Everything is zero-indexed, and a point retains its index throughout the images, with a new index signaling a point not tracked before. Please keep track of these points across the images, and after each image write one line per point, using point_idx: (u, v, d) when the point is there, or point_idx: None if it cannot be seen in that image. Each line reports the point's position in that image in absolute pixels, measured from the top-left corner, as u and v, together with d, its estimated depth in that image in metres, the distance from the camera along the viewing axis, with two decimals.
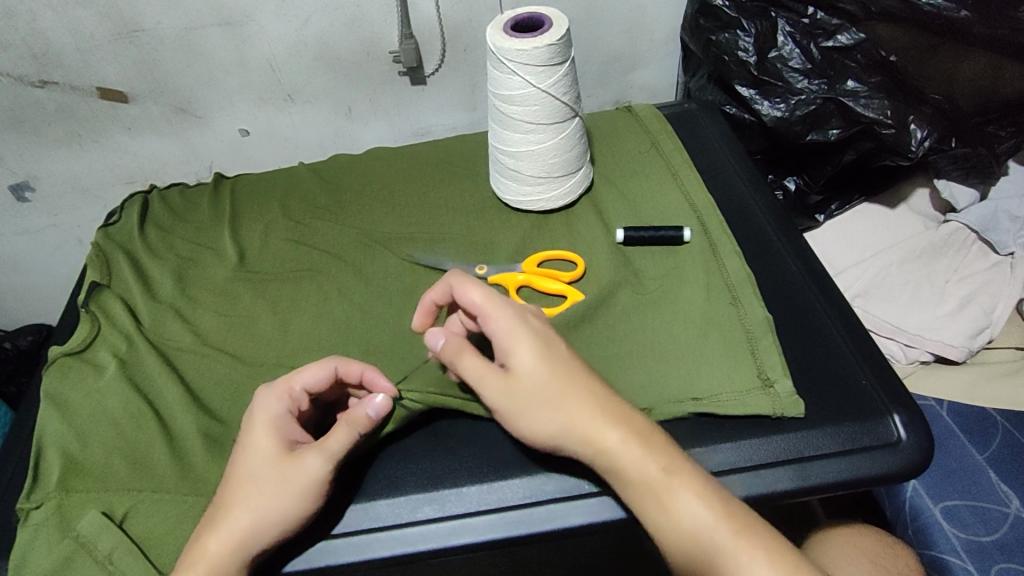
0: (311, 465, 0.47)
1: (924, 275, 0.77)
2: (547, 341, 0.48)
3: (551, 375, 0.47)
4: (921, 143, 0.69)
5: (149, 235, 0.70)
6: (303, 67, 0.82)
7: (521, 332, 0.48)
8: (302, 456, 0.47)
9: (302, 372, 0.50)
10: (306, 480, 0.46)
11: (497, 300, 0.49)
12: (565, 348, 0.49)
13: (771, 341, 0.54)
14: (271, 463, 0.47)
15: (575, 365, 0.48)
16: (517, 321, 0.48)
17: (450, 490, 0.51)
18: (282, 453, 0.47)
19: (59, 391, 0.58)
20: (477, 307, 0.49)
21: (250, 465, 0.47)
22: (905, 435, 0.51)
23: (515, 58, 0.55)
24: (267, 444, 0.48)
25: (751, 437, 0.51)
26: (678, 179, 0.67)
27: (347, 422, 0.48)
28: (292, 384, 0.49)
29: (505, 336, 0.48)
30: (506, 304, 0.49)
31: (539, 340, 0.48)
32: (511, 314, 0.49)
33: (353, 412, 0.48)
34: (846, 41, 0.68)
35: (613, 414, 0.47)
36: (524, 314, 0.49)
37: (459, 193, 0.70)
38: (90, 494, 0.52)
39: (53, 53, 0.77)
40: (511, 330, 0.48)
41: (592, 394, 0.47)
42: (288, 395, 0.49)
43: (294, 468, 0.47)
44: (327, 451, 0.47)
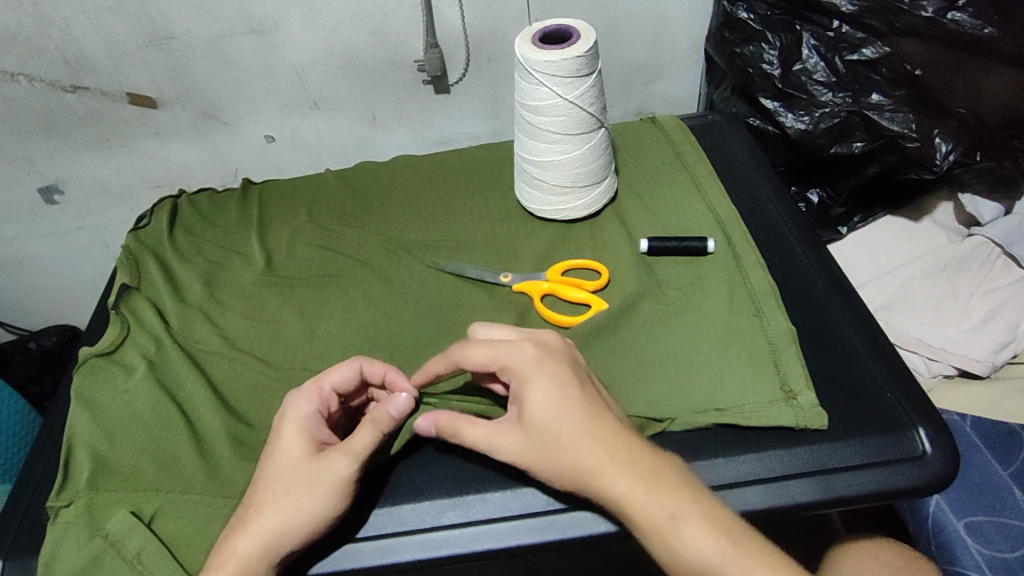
0: (337, 465, 0.47)
1: (947, 289, 0.77)
2: (564, 382, 0.47)
3: (561, 423, 0.46)
4: (946, 156, 0.69)
5: (178, 238, 0.71)
6: (329, 74, 0.83)
7: (532, 378, 0.47)
8: (328, 456, 0.48)
9: (331, 372, 0.51)
10: (332, 479, 0.47)
11: (504, 351, 0.48)
12: (583, 388, 0.47)
13: (795, 353, 0.54)
14: (299, 462, 0.48)
15: (590, 408, 0.46)
16: (532, 364, 0.48)
17: (474, 496, 0.52)
18: (309, 454, 0.48)
19: (90, 392, 0.59)
20: (487, 362, 0.49)
21: (279, 464, 0.48)
22: (931, 449, 0.51)
23: (543, 69, 0.55)
24: (296, 445, 0.48)
25: (775, 449, 0.51)
26: (701, 190, 0.67)
27: (371, 421, 0.48)
28: (321, 383, 0.50)
29: (519, 379, 0.48)
30: (521, 347, 0.48)
31: (555, 381, 0.47)
32: (527, 356, 0.48)
33: (376, 410, 0.49)
34: (871, 54, 0.68)
35: (625, 459, 0.45)
36: (543, 354, 0.48)
37: (483, 201, 0.70)
38: (119, 493, 0.53)
39: (85, 60, 0.79)
40: (525, 373, 0.47)
41: (605, 440, 0.46)
42: (316, 395, 0.50)
43: (321, 468, 0.47)
44: (352, 452, 0.48)
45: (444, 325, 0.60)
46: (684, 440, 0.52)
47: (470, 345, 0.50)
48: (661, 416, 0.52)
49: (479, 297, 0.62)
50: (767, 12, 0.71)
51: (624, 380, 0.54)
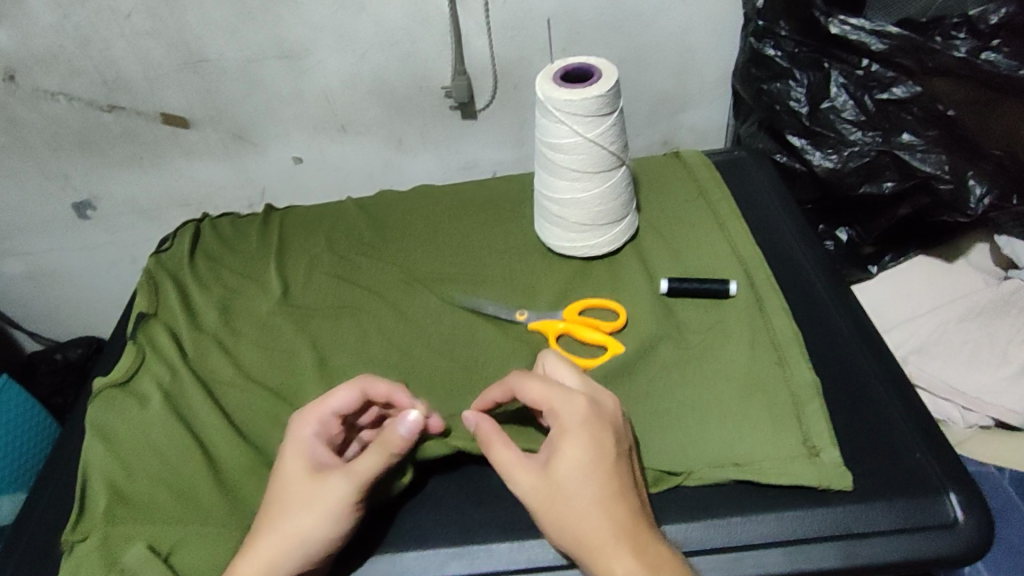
0: (336, 486, 0.46)
1: (982, 334, 0.74)
2: (601, 448, 0.45)
3: (580, 486, 0.44)
4: (981, 199, 0.67)
5: (198, 263, 0.71)
6: (357, 99, 0.83)
7: (572, 431, 0.45)
8: (327, 478, 0.47)
9: (332, 395, 0.50)
10: (331, 500, 0.46)
11: (557, 396, 0.47)
12: (618, 456, 0.46)
13: (818, 407, 0.52)
14: (300, 485, 0.47)
15: (615, 480, 0.44)
16: (577, 421, 0.46)
17: (482, 545, 0.51)
18: (309, 476, 0.47)
19: (105, 420, 0.59)
20: (538, 400, 0.48)
21: (281, 488, 0.48)
22: (962, 516, 0.49)
23: (563, 107, 0.55)
24: (296, 466, 0.48)
25: (796, 509, 0.49)
26: (724, 229, 0.66)
27: (379, 443, 0.47)
28: (323, 408, 0.50)
29: (560, 431, 0.46)
30: (573, 401, 0.47)
31: (593, 444, 0.45)
32: (575, 411, 0.46)
33: (386, 432, 0.47)
34: (902, 93, 0.66)
35: (631, 542, 0.43)
36: (590, 414, 0.46)
37: (503, 235, 0.70)
38: (134, 525, 0.52)
39: (122, 81, 0.80)
40: (567, 428, 0.46)
41: (617, 517, 0.44)
42: (318, 417, 0.49)
43: (320, 490, 0.47)
44: (353, 474, 0.47)
45: (457, 362, 0.60)
46: (698, 494, 0.51)
47: (530, 376, 0.49)
48: (675, 469, 0.51)
49: (494, 333, 0.61)
50: (795, 49, 0.69)
51: (637, 427, 0.53)
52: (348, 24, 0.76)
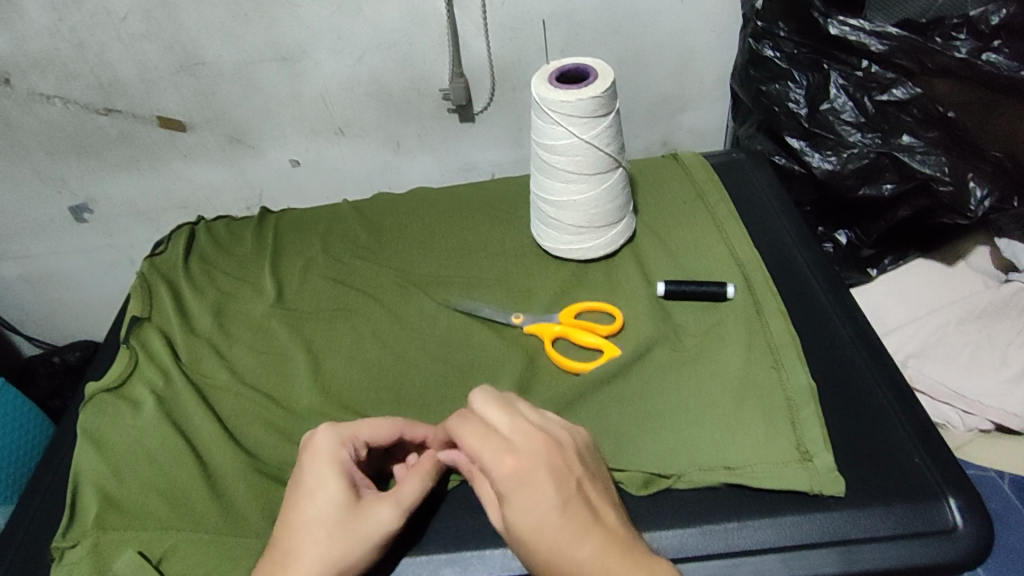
0: (383, 515, 0.46)
1: (982, 336, 0.74)
2: (543, 502, 0.39)
3: (536, 546, 0.39)
4: (981, 201, 0.67)
5: (192, 267, 0.71)
6: (354, 101, 0.83)
7: (508, 487, 0.40)
8: (374, 506, 0.46)
9: (369, 422, 0.49)
10: (377, 530, 0.46)
11: (487, 446, 0.42)
12: (572, 504, 0.40)
13: (814, 411, 0.52)
14: (343, 510, 0.46)
15: (576, 531, 0.39)
16: (510, 481, 0.40)
17: (475, 552, 0.50)
18: (350, 502, 0.46)
19: (96, 427, 0.58)
20: (473, 453, 0.42)
21: (316, 511, 0.46)
22: (961, 522, 0.48)
23: (559, 109, 0.54)
24: (338, 490, 0.46)
25: (792, 514, 0.48)
26: (722, 231, 0.65)
27: (420, 470, 0.49)
28: (358, 433, 0.49)
29: (498, 489, 0.41)
30: (501, 457, 0.41)
31: (534, 499, 0.40)
32: (504, 471, 0.41)
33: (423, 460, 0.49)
34: (902, 95, 0.65)
35: None
36: (524, 466, 0.41)
37: (499, 238, 0.69)
38: (127, 532, 0.52)
39: (118, 83, 0.79)
40: (502, 489, 0.41)
41: (589, 572, 0.38)
42: (352, 444, 0.48)
43: (367, 517, 0.46)
44: (400, 503, 0.47)
45: (452, 366, 0.59)
46: (693, 498, 0.50)
47: (460, 424, 0.44)
48: (667, 472, 0.50)
49: (490, 336, 0.61)
50: (794, 50, 0.69)
51: (630, 432, 0.52)
52: (345, 26, 0.76)
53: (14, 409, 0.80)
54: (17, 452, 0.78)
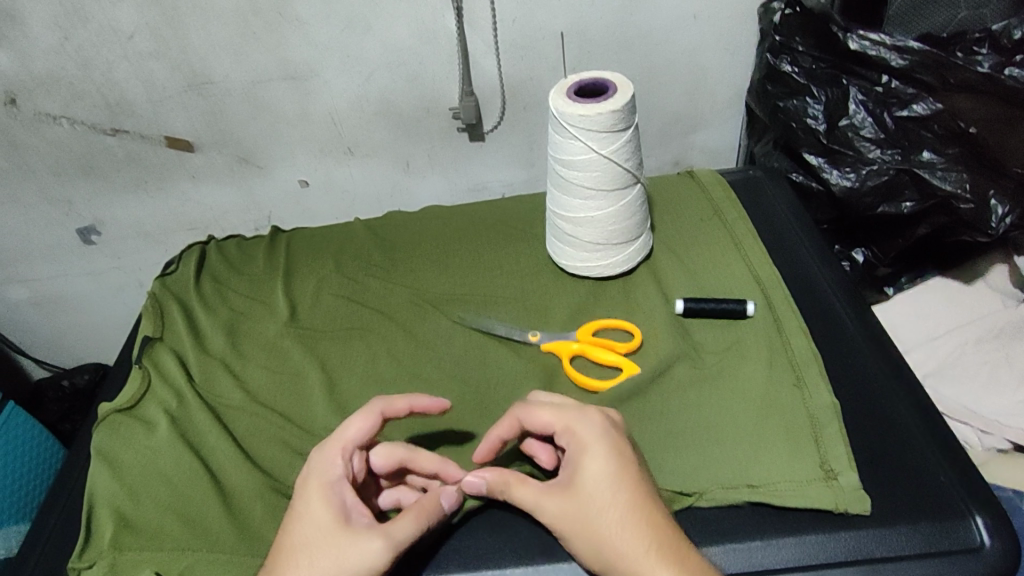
0: (369, 548, 0.43)
1: (1002, 356, 0.73)
2: (624, 459, 0.45)
3: (611, 498, 0.44)
4: (1003, 219, 0.66)
5: (204, 286, 0.70)
6: (363, 120, 0.83)
7: (591, 445, 0.46)
8: (362, 536, 0.44)
9: (348, 425, 0.48)
10: (360, 560, 0.43)
11: (569, 414, 0.47)
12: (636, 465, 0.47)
13: (838, 428, 0.50)
14: (329, 535, 0.44)
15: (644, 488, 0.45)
16: (597, 437, 0.46)
17: (493, 572, 0.49)
18: (337, 525, 0.45)
19: (110, 448, 0.57)
20: (551, 425, 0.48)
21: (304, 534, 0.45)
22: (990, 540, 0.47)
23: (578, 123, 0.54)
24: (325, 513, 0.45)
25: (817, 533, 0.47)
26: (740, 248, 0.65)
27: (419, 511, 0.46)
28: (342, 442, 0.48)
29: (579, 448, 0.46)
30: (589, 419, 0.47)
31: (614, 456, 0.45)
32: (593, 429, 0.46)
33: (428, 501, 0.47)
34: (923, 110, 0.65)
35: (670, 553, 0.42)
36: (608, 429, 0.47)
37: (515, 256, 0.68)
38: (143, 552, 0.50)
39: (126, 103, 0.79)
40: (588, 444, 0.46)
41: (653, 527, 0.43)
42: (342, 453, 0.47)
43: (353, 546, 0.44)
44: (389, 536, 0.44)
45: (469, 384, 0.58)
46: (717, 518, 0.49)
47: (539, 403, 0.49)
48: (688, 490, 0.49)
49: (507, 354, 0.60)
50: (813, 66, 0.69)
51: (650, 449, 0.51)
52: (354, 45, 0.76)
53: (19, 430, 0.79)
54: (19, 485, 0.76)
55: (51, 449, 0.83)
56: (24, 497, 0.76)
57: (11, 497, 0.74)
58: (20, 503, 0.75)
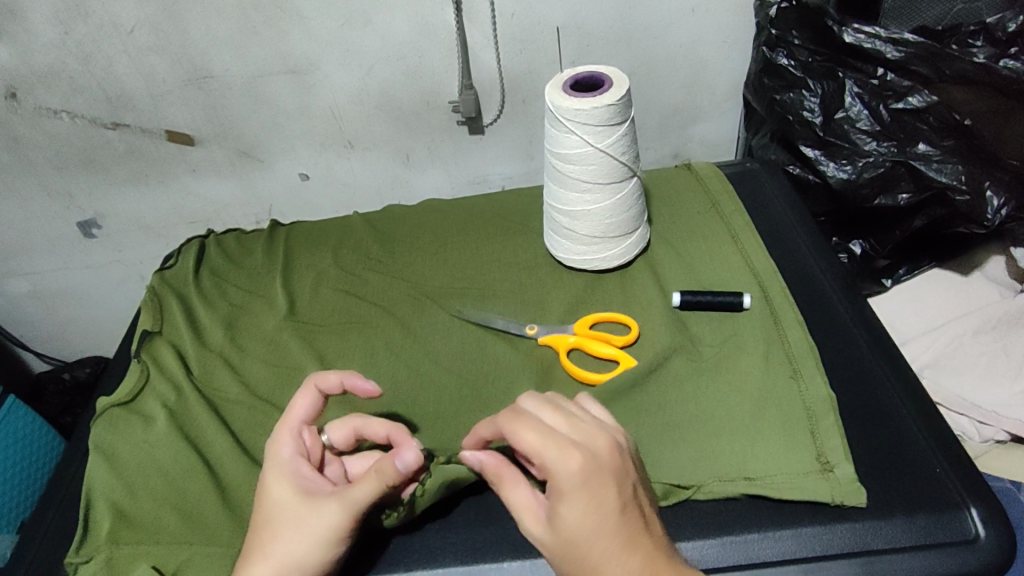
0: (326, 512, 0.44)
1: (1000, 347, 0.73)
2: (606, 503, 0.39)
3: (590, 546, 0.39)
4: (998, 210, 0.66)
5: (202, 281, 0.70)
6: (364, 114, 0.83)
7: (569, 490, 0.39)
8: (320, 503, 0.45)
9: (291, 407, 0.49)
10: (321, 525, 0.44)
11: (547, 447, 0.40)
12: (625, 501, 0.40)
13: (834, 421, 0.51)
14: (289, 506, 0.45)
15: (630, 531, 0.39)
16: (576, 479, 0.39)
17: (490, 565, 0.49)
18: (296, 495, 0.46)
19: (108, 442, 0.58)
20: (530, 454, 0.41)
21: (267, 511, 0.46)
22: (984, 531, 0.47)
23: (574, 117, 0.54)
24: (283, 486, 0.46)
25: (813, 525, 0.48)
26: (738, 242, 0.65)
27: (375, 473, 0.44)
28: (290, 423, 0.49)
29: (556, 490, 0.40)
30: (569, 453, 0.40)
31: (595, 503, 0.39)
32: (571, 469, 0.39)
33: (383, 462, 0.44)
34: (918, 102, 0.66)
35: None
36: (590, 466, 0.40)
37: (512, 249, 0.69)
38: (141, 547, 0.51)
39: (126, 98, 0.80)
40: (564, 487, 0.39)
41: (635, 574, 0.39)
42: (292, 433, 0.49)
43: (314, 513, 0.45)
44: (347, 499, 0.44)
45: (467, 379, 0.58)
46: (712, 510, 0.49)
47: (518, 425, 0.42)
48: (686, 483, 0.49)
49: (505, 348, 0.60)
50: (808, 59, 0.70)
51: (648, 441, 0.52)
52: (354, 39, 0.76)
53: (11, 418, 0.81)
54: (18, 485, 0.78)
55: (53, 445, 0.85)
56: (23, 499, 0.78)
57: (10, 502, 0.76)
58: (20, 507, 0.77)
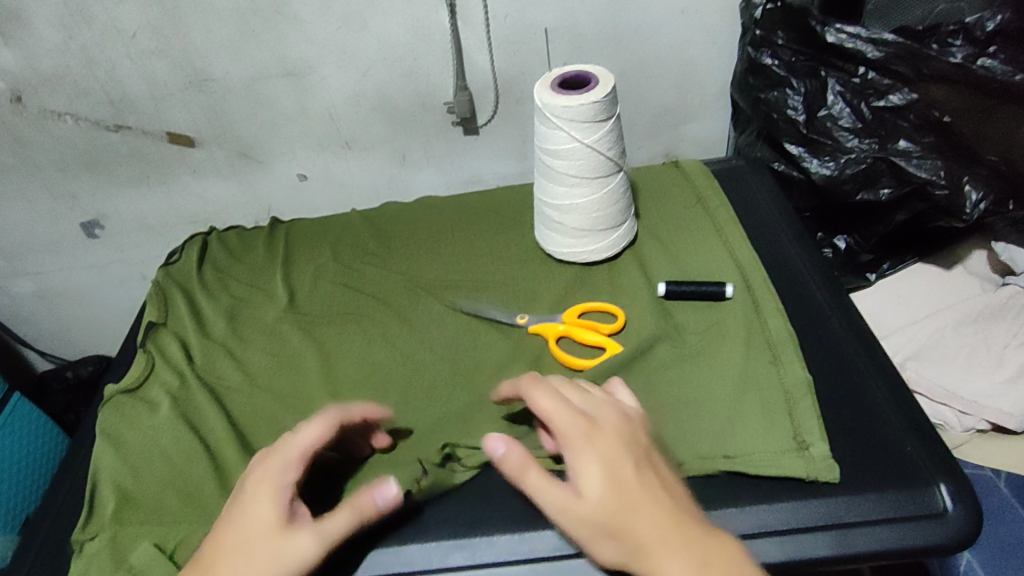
0: (304, 542, 0.44)
1: (979, 339, 0.75)
2: (613, 455, 0.44)
3: (606, 498, 0.43)
4: (977, 204, 0.68)
5: (206, 275, 0.73)
6: (361, 115, 0.85)
7: (581, 448, 0.45)
8: (297, 532, 0.45)
9: (303, 436, 0.48)
10: (293, 556, 0.44)
11: (560, 414, 0.46)
12: (637, 459, 0.45)
13: (810, 403, 0.53)
14: (266, 534, 0.45)
15: (644, 480, 0.44)
16: (581, 436, 0.45)
17: (481, 538, 0.51)
18: (277, 524, 0.45)
19: (114, 427, 0.60)
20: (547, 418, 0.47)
21: (240, 534, 0.45)
22: (951, 505, 0.49)
23: (561, 114, 0.56)
24: (268, 511, 0.45)
25: (788, 500, 0.49)
26: (722, 234, 0.67)
27: (354, 510, 0.46)
28: (297, 451, 0.47)
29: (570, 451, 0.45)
30: (576, 418, 0.46)
31: (603, 456, 0.44)
32: (578, 429, 0.46)
33: (361, 497, 0.46)
34: (898, 100, 0.68)
35: (671, 544, 0.42)
36: (596, 427, 0.46)
37: (505, 243, 0.71)
38: (144, 526, 0.53)
39: (128, 100, 0.82)
40: (573, 445, 0.45)
41: (653, 518, 0.43)
42: (295, 463, 0.47)
43: (287, 542, 0.44)
44: (322, 533, 0.45)
45: (459, 366, 0.60)
46: (693, 488, 0.51)
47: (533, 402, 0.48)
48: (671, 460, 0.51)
49: (496, 337, 0.62)
50: (792, 58, 0.72)
51: None
52: (351, 42, 0.78)
53: (13, 414, 0.84)
54: (11, 478, 0.80)
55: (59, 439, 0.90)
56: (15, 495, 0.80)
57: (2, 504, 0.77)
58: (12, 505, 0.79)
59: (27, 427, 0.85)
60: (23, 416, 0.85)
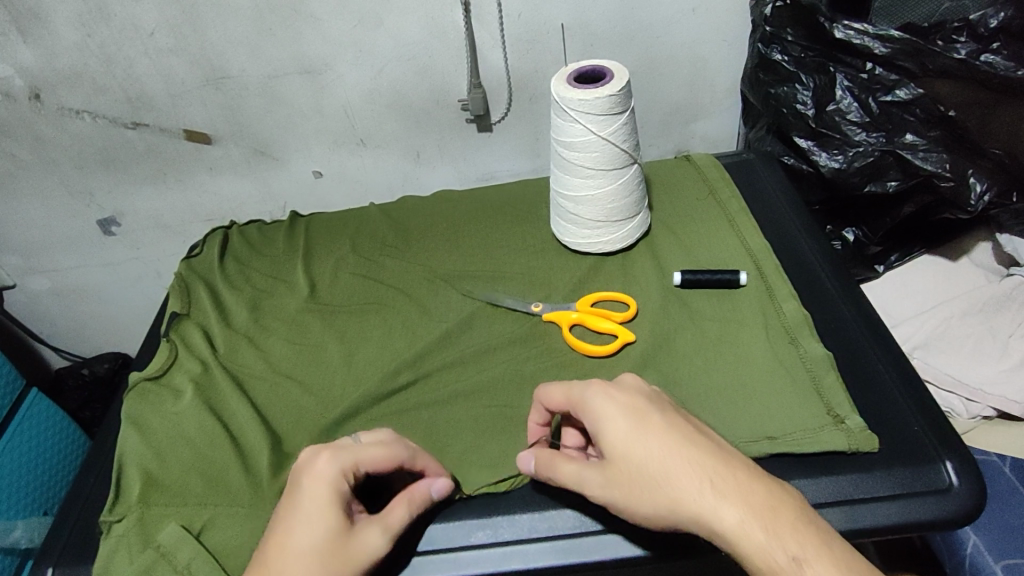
0: (371, 539, 0.47)
1: (985, 328, 0.76)
2: (640, 411, 0.47)
3: (644, 452, 0.45)
4: (981, 197, 0.70)
5: (227, 267, 0.74)
6: (376, 113, 0.87)
7: (609, 412, 0.47)
8: (365, 530, 0.47)
9: (368, 451, 0.49)
10: (362, 554, 0.47)
11: (578, 390, 0.50)
12: (665, 413, 0.47)
13: (835, 378, 0.55)
14: (330, 537, 0.46)
15: (679, 429, 0.46)
16: (605, 399, 0.48)
17: (503, 517, 0.53)
18: (342, 528, 0.47)
19: (139, 413, 0.62)
20: (569, 397, 0.50)
21: (304, 537, 0.46)
22: (956, 481, 0.51)
23: (577, 107, 0.58)
24: (331, 518, 0.46)
25: (799, 479, 0.51)
26: (734, 224, 0.69)
27: (410, 500, 0.49)
28: (358, 462, 0.49)
29: (597, 418, 0.48)
30: (595, 387, 0.49)
31: (631, 413, 0.47)
32: (600, 396, 0.48)
33: (415, 489, 0.50)
34: (905, 95, 0.69)
35: (722, 487, 0.43)
36: (617, 390, 0.49)
37: (520, 235, 0.73)
38: (170, 507, 0.55)
39: (146, 97, 0.83)
40: (599, 411, 0.48)
41: (697, 461, 0.44)
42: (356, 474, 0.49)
43: (354, 541, 0.47)
44: (386, 527, 0.48)
45: (478, 352, 0.62)
46: None
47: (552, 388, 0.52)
48: None
49: (514, 325, 0.64)
50: (801, 54, 0.74)
51: None
52: (367, 40, 0.80)
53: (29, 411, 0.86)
54: (19, 467, 0.81)
55: (77, 440, 0.92)
56: (23, 484, 0.80)
57: (14, 490, 0.79)
58: (20, 494, 0.79)
59: (43, 423, 0.87)
60: (39, 413, 0.87)
